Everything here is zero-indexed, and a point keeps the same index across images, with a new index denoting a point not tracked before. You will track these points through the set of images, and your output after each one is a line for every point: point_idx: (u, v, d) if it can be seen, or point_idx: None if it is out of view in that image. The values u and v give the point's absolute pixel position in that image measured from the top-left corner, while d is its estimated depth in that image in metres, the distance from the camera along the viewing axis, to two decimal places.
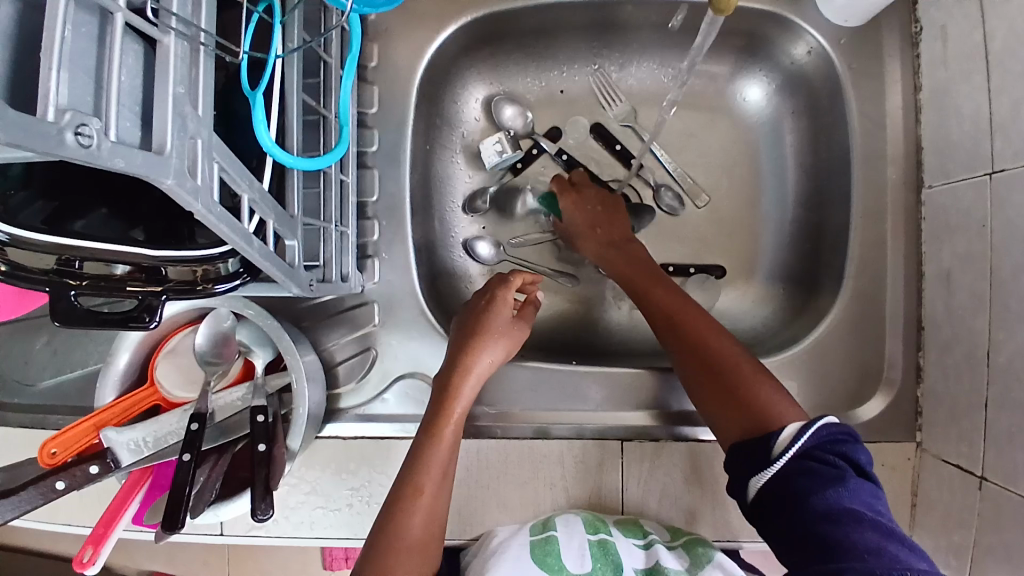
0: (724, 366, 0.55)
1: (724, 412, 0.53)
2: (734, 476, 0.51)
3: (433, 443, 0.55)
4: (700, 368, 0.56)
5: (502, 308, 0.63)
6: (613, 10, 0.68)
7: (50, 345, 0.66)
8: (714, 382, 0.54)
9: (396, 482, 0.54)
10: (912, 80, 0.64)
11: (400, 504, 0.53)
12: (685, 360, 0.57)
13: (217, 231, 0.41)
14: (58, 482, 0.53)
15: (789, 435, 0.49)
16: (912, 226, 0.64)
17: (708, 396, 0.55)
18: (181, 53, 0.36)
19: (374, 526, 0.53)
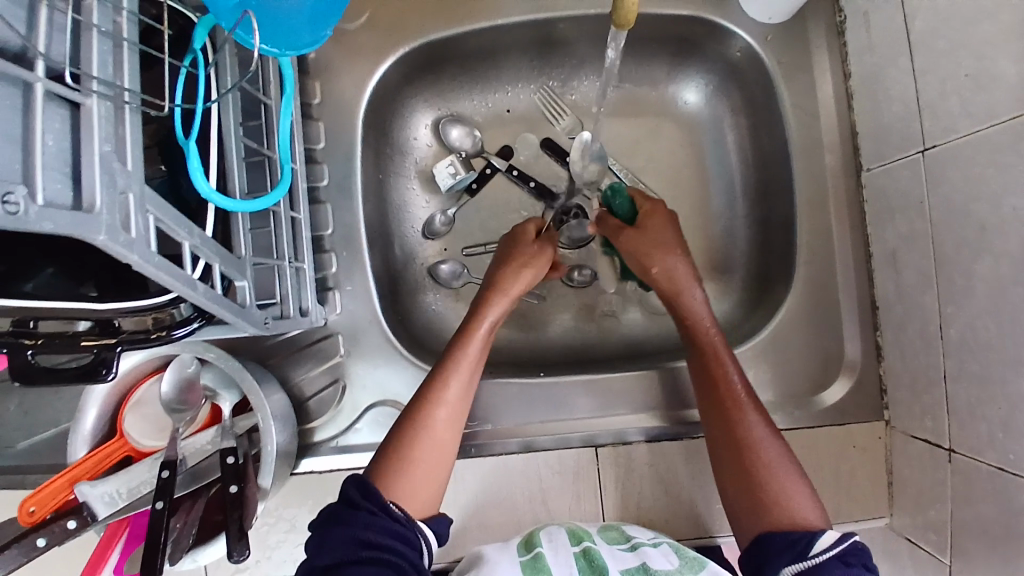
0: (755, 471, 0.55)
1: (745, 507, 0.55)
2: (762, 560, 0.52)
3: (452, 372, 0.57)
4: (732, 456, 0.57)
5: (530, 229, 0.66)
6: (550, 28, 0.70)
7: (19, 407, 0.65)
8: (737, 476, 0.56)
9: (408, 408, 0.56)
10: (841, 69, 0.66)
11: (418, 418, 0.56)
12: (717, 439, 0.59)
13: (158, 279, 0.42)
14: (38, 539, 0.53)
15: (830, 538, 0.50)
16: (855, 210, 0.66)
17: (738, 493, 0.56)
18: (104, 113, 0.37)
19: (386, 444, 0.55)
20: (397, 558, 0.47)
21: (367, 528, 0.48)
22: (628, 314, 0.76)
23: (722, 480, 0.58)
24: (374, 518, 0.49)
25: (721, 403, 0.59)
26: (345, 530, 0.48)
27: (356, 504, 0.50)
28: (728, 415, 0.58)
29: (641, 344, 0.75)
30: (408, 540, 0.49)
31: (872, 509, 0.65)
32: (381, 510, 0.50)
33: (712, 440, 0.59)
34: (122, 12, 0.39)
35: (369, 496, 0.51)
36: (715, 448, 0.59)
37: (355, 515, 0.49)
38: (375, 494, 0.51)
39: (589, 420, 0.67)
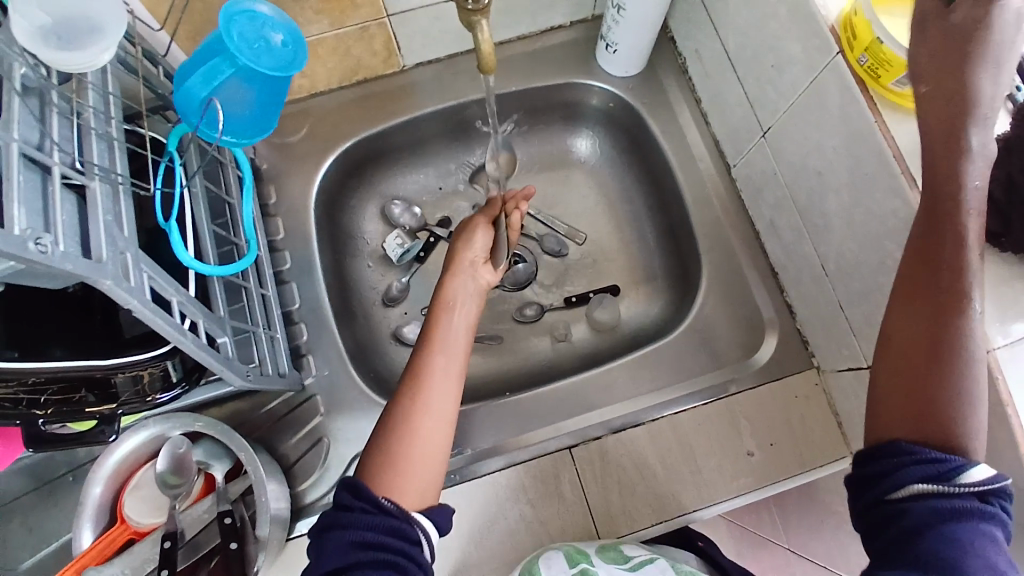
0: (927, 382, 0.47)
1: (895, 415, 0.49)
2: (887, 465, 0.48)
3: (430, 352, 0.61)
4: (900, 388, 0.49)
5: (482, 226, 0.72)
6: (457, 113, 0.86)
7: (21, 526, 0.71)
8: (900, 390, 0.49)
9: (396, 403, 0.58)
10: (693, 98, 0.83)
11: (402, 408, 0.57)
12: (895, 371, 0.49)
13: (153, 325, 0.47)
14: None
15: (984, 474, 0.45)
16: (735, 199, 0.79)
17: (895, 397, 0.49)
18: (105, 192, 0.46)
19: (375, 445, 0.56)
20: (396, 555, 0.48)
21: (364, 529, 0.48)
22: (577, 333, 0.85)
23: (882, 382, 0.50)
24: (367, 516, 0.49)
25: (930, 306, 0.48)
26: (341, 535, 0.48)
27: (348, 504, 0.50)
28: (929, 349, 0.47)
29: (596, 357, 0.83)
30: (405, 534, 0.50)
31: (833, 450, 0.70)
32: (373, 506, 0.50)
33: (882, 371, 0.51)
34: (112, 121, 0.51)
35: (358, 495, 0.50)
36: (880, 378, 0.51)
37: (347, 517, 0.49)
38: (365, 492, 0.51)
39: (558, 424, 0.73)
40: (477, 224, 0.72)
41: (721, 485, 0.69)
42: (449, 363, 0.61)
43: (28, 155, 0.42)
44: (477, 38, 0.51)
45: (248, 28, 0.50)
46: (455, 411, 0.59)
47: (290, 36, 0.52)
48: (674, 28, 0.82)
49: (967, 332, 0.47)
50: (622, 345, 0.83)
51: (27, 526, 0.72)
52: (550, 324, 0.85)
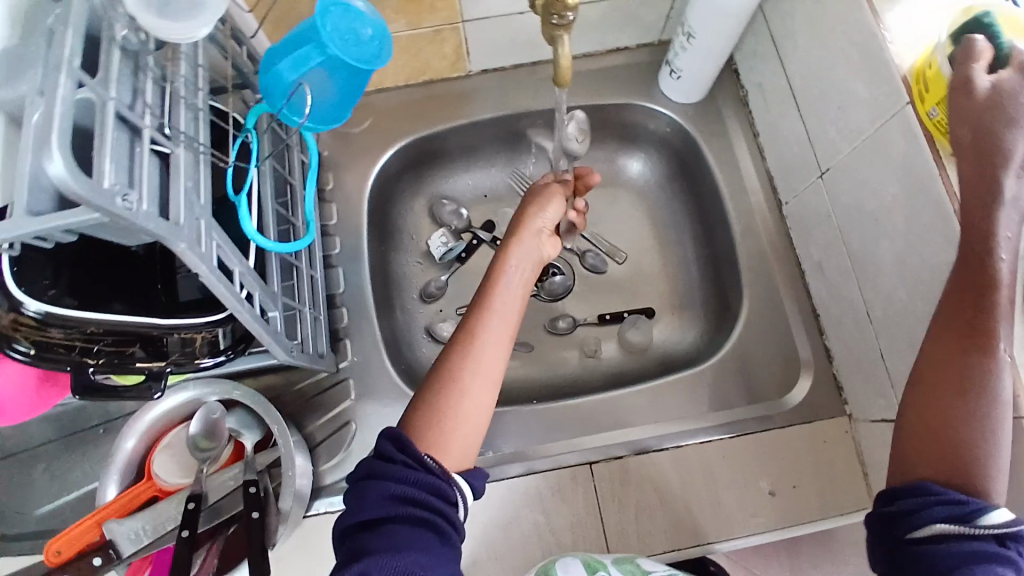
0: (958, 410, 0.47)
1: (919, 443, 0.49)
2: (909, 507, 0.47)
3: (489, 310, 0.60)
4: (925, 418, 0.49)
5: (553, 192, 0.71)
6: (514, 121, 0.87)
7: (49, 471, 0.74)
8: (926, 418, 0.49)
9: (446, 357, 0.57)
10: (750, 131, 0.83)
11: (453, 365, 0.57)
12: (924, 404, 0.49)
13: (215, 291, 0.49)
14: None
15: (1005, 517, 0.43)
16: (783, 236, 0.79)
17: (922, 423, 0.49)
18: (187, 159, 0.48)
19: (422, 399, 0.56)
20: (432, 515, 0.49)
21: (405, 483, 0.50)
22: (607, 351, 0.85)
23: (910, 407, 0.50)
24: (408, 471, 0.50)
25: (965, 335, 0.47)
26: (380, 486, 0.49)
27: (391, 455, 0.51)
28: (953, 382, 0.48)
29: (623, 377, 0.83)
30: (442, 494, 0.51)
31: (856, 500, 0.68)
32: (415, 462, 0.51)
33: (910, 403, 0.50)
34: (199, 92, 0.53)
35: (402, 448, 0.51)
36: (908, 407, 0.50)
37: (388, 470, 0.50)
38: (409, 447, 0.52)
39: (578, 439, 0.74)
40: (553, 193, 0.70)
41: (737, 520, 0.68)
42: (504, 325, 0.60)
43: (124, 116, 0.44)
44: (558, 52, 0.53)
45: (340, 19, 0.52)
46: (502, 376, 0.58)
47: (378, 30, 0.53)
48: (740, 60, 0.83)
49: (996, 363, 0.47)
50: (651, 368, 0.83)
51: (59, 470, 0.74)
52: (581, 339, 0.85)
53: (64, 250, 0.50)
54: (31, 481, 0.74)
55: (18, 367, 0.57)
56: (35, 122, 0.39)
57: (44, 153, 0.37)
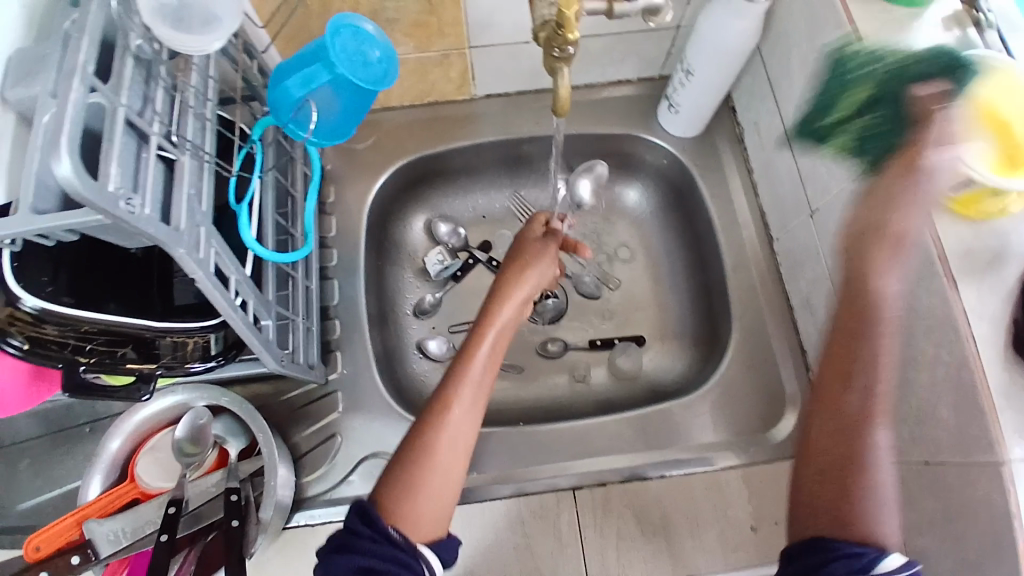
0: (858, 474, 0.49)
1: (817, 505, 0.50)
2: (816, 562, 0.47)
3: (462, 381, 0.60)
4: (823, 482, 0.50)
5: (540, 247, 0.72)
6: (513, 146, 0.89)
7: (30, 468, 0.74)
8: (826, 478, 0.50)
9: (417, 430, 0.59)
10: (745, 167, 0.85)
11: (422, 438, 0.58)
12: (820, 470, 0.51)
13: (210, 297, 0.50)
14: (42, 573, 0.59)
15: (897, 562, 0.45)
16: (774, 271, 0.80)
17: (821, 488, 0.50)
18: (192, 168, 0.49)
19: (391, 470, 0.57)
20: None
21: (370, 554, 0.51)
22: (597, 377, 0.85)
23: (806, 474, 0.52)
24: (375, 544, 0.51)
25: (859, 409, 0.50)
26: (346, 557, 0.51)
27: (359, 531, 0.52)
28: (847, 438, 0.50)
29: (612, 403, 0.83)
30: (408, 564, 0.51)
31: None
32: (381, 537, 0.52)
33: (806, 470, 0.52)
34: (208, 103, 0.54)
35: (369, 523, 0.53)
36: (805, 472, 0.52)
37: (355, 544, 0.51)
38: (376, 521, 0.53)
39: (565, 464, 0.74)
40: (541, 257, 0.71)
41: (718, 553, 0.68)
42: (476, 394, 0.60)
43: (133, 123, 0.45)
44: (558, 82, 0.55)
45: (352, 41, 0.54)
46: (472, 446, 0.59)
47: (386, 52, 0.55)
48: (736, 99, 0.85)
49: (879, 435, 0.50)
50: (639, 395, 0.84)
51: (42, 467, 0.74)
52: (572, 363, 0.86)
53: (64, 249, 0.51)
54: (14, 476, 0.74)
55: (12, 362, 0.58)
56: (45, 123, 0.41)
57: (54, 154, 0.38)
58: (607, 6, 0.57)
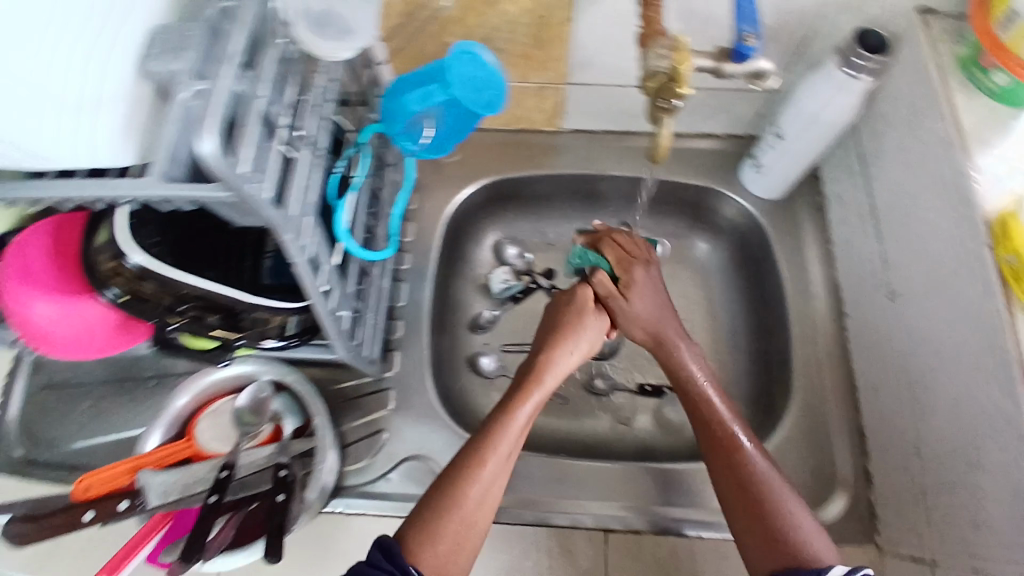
0: (754, 498, 0.59)
1: (747, 532, 0.59)
2: None
3: (498, 440, 0.62)
4: (744, 515, 0.59)
5: (595, 319, 0.74)
6: (585, 184, 0.90)
7: (92, 409, 0.79)
8: (744, 514, 0.59)
9: (448, 479, 0.59)
10: (824, 239, 0.85)
11: (453, 489, 0.59)
12: (738, 506, 0.60)
13: (301, 280, 0.53)
14: (86, 513, 0.57)
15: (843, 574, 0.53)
16: (840, 349, 0.80)
17: (738, 515, 0.60)
18: (306, 160, 0.51)
19: (416, 514, 0.58)
20: None
21: None
22: (641, 422, 0.85)
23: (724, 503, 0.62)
24: None
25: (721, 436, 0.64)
26: None
27: (381, 566, 0.53)
28: (737, 474, 0.61)
29: (653, 451, 0.83)
30: None
31: None
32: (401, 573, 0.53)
33: (733, 511, 0.60)
34: (326, 101, 0.56)
35: (392, 559, 0.53)
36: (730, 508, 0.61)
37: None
38: (397, 557, 0.54)
39: (597, 502, 0.74)
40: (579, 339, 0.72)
41: None
42: (508, 455, 0.61)
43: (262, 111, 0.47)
44: (659, 132, 0.57)
45: (468, 67, 0.56)
46: (496, 505, 0.61)
47: (495, 74, 0.56)
48: (824, 170, 0.85)
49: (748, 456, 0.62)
50: (682, 448, 0.83)
51: (101, 410, 0.79)
52: (618, 403, 0.86)
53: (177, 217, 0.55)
54: (77, 417, 0.78)
55: (99, 312, 0.61)
56: (183, 100, 0.43)
57: (198, 131, 0.39)
58: (715, 65, 0.56)
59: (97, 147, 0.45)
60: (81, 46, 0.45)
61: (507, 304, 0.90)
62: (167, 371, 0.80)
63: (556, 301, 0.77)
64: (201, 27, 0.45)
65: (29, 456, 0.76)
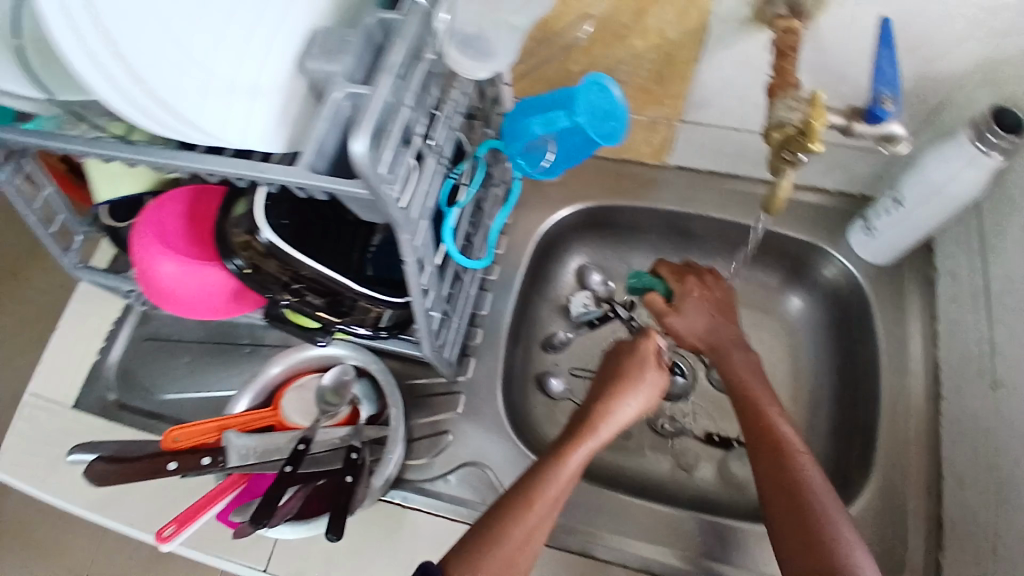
0: (805, 506, 0.59)
1: (789, 540, 0.58)
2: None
3: (548, 484, 0.61)
4: (788, 525, 0.59)
5: (656, 372, 0.71)
6: (681, 222, 0.90)
7: (188, 365, 0.85)
8: (790, 522, 0.59)
9: (497, 512, 0.60)
10: (929, 314, 0.80)
11: (502, 522, 0.59)
12: (784, 516, 0.59)
13: (409, 279, 0.56)
14: (172, 462, 0.64)
15: None
16: (932, 432, 0.75)
17: (782, 525, 0.59)
18: (432, 167, 0.54)
19: (463, 541, 0.59)
20: None
21: None
22: (702, 471, 0.83)
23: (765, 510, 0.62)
24: None
25: (775, 441, 0.64)
26: None
27: None
28: (787, 481, 0.61)
29: (711, 503, 0.80)
30: None
31: None
32: None
33: (776, 520, 0.60)
34: (456, 114, 0.59)
35: None
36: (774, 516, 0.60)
37: None
38: None
39: (647, 544, 0.72)
40: (637, 390, 0.69)
41: None
42: (556, 501, 0.61)
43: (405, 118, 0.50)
44: (780, 181, 0.57)
45: (595, 96, 0.58)
46: (542, 543, 0.61)
47: (619, 105, 0.58)
48: (939, 242, 0.81)
49: (801, 465, 0.61)
50: (742, 506, 0.80)
51: (196, 367, 0.85)
52: (681, 447, 0.85)
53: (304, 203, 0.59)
54: (174, 369, 0.85)
55: (220, 280, 0.65)
56: (336, 100, 0.46)
57: (353, 132, 0.42)
58: (845, 123, 0.56)
59: (253, 132, 0.47)
60: (250, 27, 0.46)
61: (580, 330, 0.91)
62: (260, 340, 0.85)
63: (617, 347, 0.75)
64: (359, 34, 0.48)
65: (122, 400, 0.84)
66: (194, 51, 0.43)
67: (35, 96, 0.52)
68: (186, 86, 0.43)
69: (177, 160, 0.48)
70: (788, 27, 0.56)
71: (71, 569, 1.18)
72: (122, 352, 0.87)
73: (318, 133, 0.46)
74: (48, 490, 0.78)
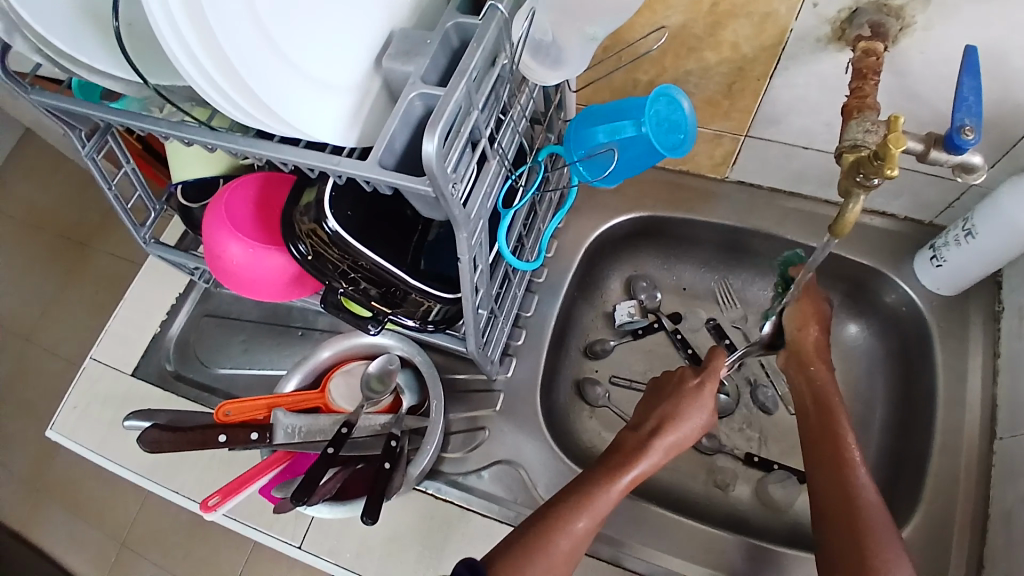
0: (859, 524, 0.59)
1: (838, 556, 0.59)
2: None
3: (586, 508, 0.61)
4: (841, 542, 0.59)
5: (709, 416, 0.71)
6: (738, 237, 0.88)
7: (242, 344, 0.88)
8: (843, 538, 0.59)
9: (537, 527, 0.60)
10: (992, 347, 0.76)
11: (541, 538, 0.59)
12: (836, 533, 0.60)
13: (463, 277, 0.56)
14: (221, 435, 0.66)
15: None
16: (984, 470, 0.72)
17: (834, 542, 0.59)
18: (495, 169, 0.55)
19: (500, 550, 0.59)
20: None
21: None
22: (739, 491, 0.82)
23: (819, 526, 0.62)
24: None
25: (836, 456, 0.65)
26: None
27: None
28: (847, 496, 0.62)
29: (744, 524, 0.79)
30: None
31: None
32: None
33: (826, 534, 0.61)
34: (522, 119, 0.60)
35: None
36: (829, 533, 0.60)
37: None
38: None
39: (677, 559, 0.72)
40: (687, 424, 0.69)
41: None
42: (593, 524, 0.61)
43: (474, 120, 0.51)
44: (849, 206, 0.56)
45: (664, 107, 0.59)
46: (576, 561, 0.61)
47: (688, 119, 0.60)
48: (1009, 274, 0.77)
49: (861, 480, 0.62)
50: (777, 530, 0.79)
51: (250, 345, 0.88)
52: (719, 465, 0.84)
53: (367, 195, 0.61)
54: (229, 346, 0.89)
55: (281, 265, 0.68)
56: (410, 99, 0.48)
57: (427, 130, 0.43)
58: (922, 149, 0.55)
59: (324, 120, 0.48)
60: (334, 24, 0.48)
61: (624, 338, 0.91)
62: (311, 323, 0.88)
63: (673, 375, 0.75)
64: (438, 36, 0.50)
65: (179, 372, 0.88)
66: (279, 39, 0.45)
67: (132, 81, 0.54)
68: (270, 72, 0.44)
69: (252, 147, 0.50)
70: (867, 49, 0.56)
71: (121, 526, 1.25)
72: (182, 326, 0.91)
73: (391, 128, 0.47)
74: (110, 452, 0.83)
